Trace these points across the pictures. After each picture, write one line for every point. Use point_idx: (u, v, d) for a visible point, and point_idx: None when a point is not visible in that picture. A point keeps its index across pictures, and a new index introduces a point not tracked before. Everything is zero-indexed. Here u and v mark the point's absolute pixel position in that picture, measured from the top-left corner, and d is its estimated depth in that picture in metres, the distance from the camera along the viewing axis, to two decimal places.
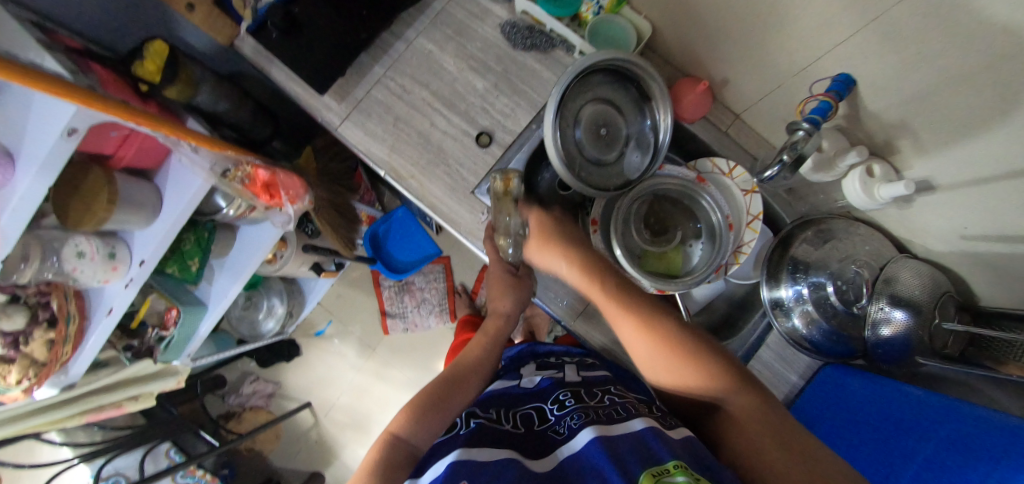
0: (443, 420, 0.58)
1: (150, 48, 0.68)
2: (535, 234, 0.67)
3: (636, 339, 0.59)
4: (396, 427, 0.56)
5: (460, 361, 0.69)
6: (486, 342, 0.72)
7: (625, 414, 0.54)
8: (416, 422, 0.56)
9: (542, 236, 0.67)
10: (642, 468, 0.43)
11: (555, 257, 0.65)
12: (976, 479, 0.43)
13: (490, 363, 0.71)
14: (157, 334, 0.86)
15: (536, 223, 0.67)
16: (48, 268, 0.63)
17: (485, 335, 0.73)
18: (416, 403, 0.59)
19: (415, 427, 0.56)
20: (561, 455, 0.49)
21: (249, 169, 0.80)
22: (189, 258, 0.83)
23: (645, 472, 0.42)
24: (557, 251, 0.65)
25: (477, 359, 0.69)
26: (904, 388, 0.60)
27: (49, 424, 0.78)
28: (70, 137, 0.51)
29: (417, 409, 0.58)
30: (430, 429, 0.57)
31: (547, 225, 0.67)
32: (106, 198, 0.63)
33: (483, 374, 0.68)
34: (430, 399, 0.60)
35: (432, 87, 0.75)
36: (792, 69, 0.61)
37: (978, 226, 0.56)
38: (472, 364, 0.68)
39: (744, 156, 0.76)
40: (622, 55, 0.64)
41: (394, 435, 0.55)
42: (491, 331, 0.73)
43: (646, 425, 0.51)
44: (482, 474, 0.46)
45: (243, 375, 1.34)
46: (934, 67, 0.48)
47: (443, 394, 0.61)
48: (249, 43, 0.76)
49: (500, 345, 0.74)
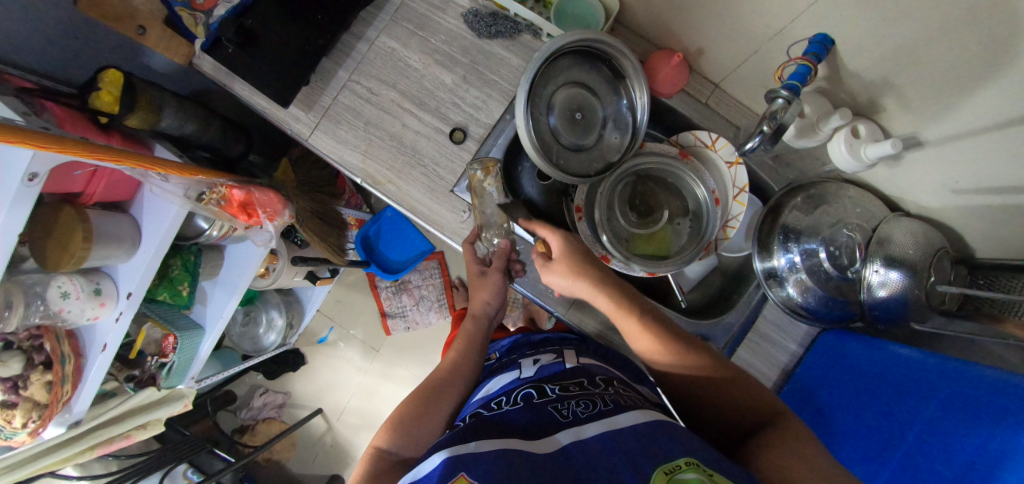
0: (425, 431, 0.58)
1: (104, 77, 0.66)
2: (562, 257, 0.65)
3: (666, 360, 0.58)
4: (379, 441, 0.57)
5: (439, 368, 0.68)
6: (461, 346, 0.71)
7: (626, 404, 0.52)
8: (399, 434, 0.57)
9: (567, 262, 0.65)
10: (653, 465, 0.41)
11: (577, 281, 0.64)
12: (973, 447, 0.45)
13: (469, 366, 0.69)
14: (156, 361, 0.84)
15: (561, 243, 0.65)
16: (34, 312, 0.63)
17: (461, 340, 0.72)
18: (396, 415, 0.59)
19: (397, 438, 0.57)
20: (564, 440, 0.46)
21: (225, 189, 0.78)
22: (179, 284, 0.83)
23: (657, 471, 0.40)
24: (580, 274, 0.63)
25: (455, 364, 0.68)
26: (901, 351, 0.59)
27: (60, 462, 0.79)
28: (32, 182, 0.51)
29: (397, 419, 0.58)
30: (413, 439, 0.57)
31: (574, 248, 0.65)
32: (82, 234, 0.62)
33: (463, 377, 0.67)
34: (411, 410, 0.60)
35: (399, 86, 0.72)
36: (767, 33, 0.58)
37: (970, 180, 0.54)
38: (448, 369, 0.67)
39: (727, 127, 0.74)
40: (590, 34, 0.61)
41: (377, 448, 0.56)
42: (466, 335, 0.73)
43: (651, 417, 0.49)
44: (481, 464, 0.42)
45: (252, 388, 1.36)
46: (913, 20, 0.45)
47: (423, 404, 0.61)
48: (207, 60, 0.73)
49: (477, 346, 0.72)
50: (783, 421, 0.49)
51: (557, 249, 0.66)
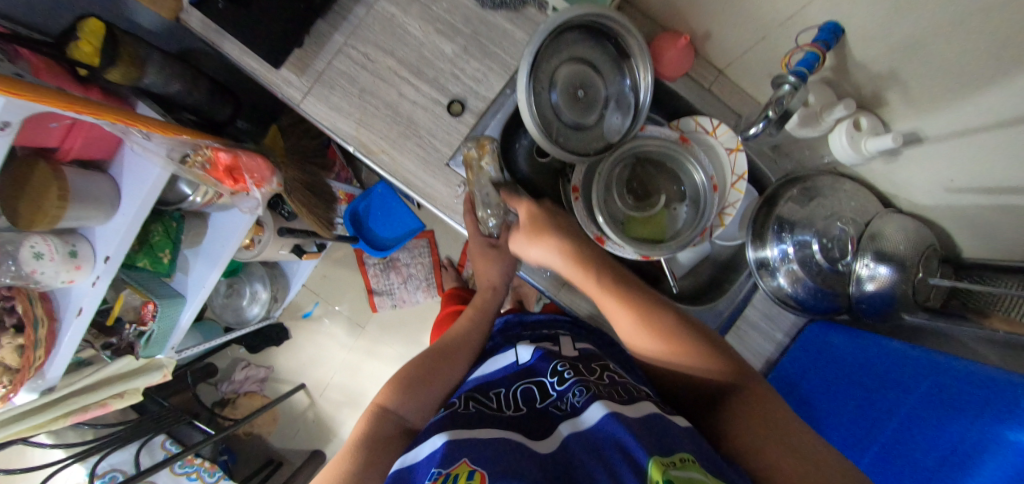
0: (430, 395, 0.58)
1: (85, 27, 0.62)
2: (525, 226, 0.66)
3: (631, 328, 0.58)
4: (383, 400, 0.56)
5: (449, 334, 0.68)
6: (474, 314, 0.72)
7: (627, 397, 0.52)
8: (404, 396, 0.56)
9: (533, 228, 0.66)
10: (649, 455, 0.41)
11: (546, 249, 0.65)
12: (952, 438, 0.46)
13: (479, 334, 0.70)
14: (135, 329, 0.82)
15: (526, 214, 0.66)
16: (4, 273, 0.60)
17: (473, 309, 0.73)
18: (404, 375, 0.59)
19: (403, 399, 0.56)
20: (563, 433, 0.48)
21: (209, 152, 0.75)
22: (159, 250, 0.79)
23: (653, 461, 0.40)
24: (549, 242, 0.64)
25: (466, 332, 0.69)
26: (885, 342, 0.60)
27: (34, 428, 0.76)
28: (3, 131, 0.47)
29: (404, 381, 0.58)
30: (417, 401, 0.56)
31: (539, 217, 0.66)
32: (57, 193, 0.59)
33: (474, 345, 0.68)
34: (416, 373, 0.59)
35: (397, 54, 0.69)
36: (778, 19, 0.57)
37: (965, 178, 0.55)
38: (461, 335, 0.68)
39: (729, 114, 0.74)
40: (597, 9, 0.59)
41: (382, 407, 0.55)
42: (479, 304, 0.74)
43: (653, 410, 0.49)
44: (482, 452, 0.44)
45: (234, 362, 1.34)
46: (929, 10, 0.45)
47: (430, 370, 0.60)
48: (194, 15, 0.69)
49: (489, 316, 0.73)
50: (744, 392, 0.50)
51: (523, 220, 0.67)
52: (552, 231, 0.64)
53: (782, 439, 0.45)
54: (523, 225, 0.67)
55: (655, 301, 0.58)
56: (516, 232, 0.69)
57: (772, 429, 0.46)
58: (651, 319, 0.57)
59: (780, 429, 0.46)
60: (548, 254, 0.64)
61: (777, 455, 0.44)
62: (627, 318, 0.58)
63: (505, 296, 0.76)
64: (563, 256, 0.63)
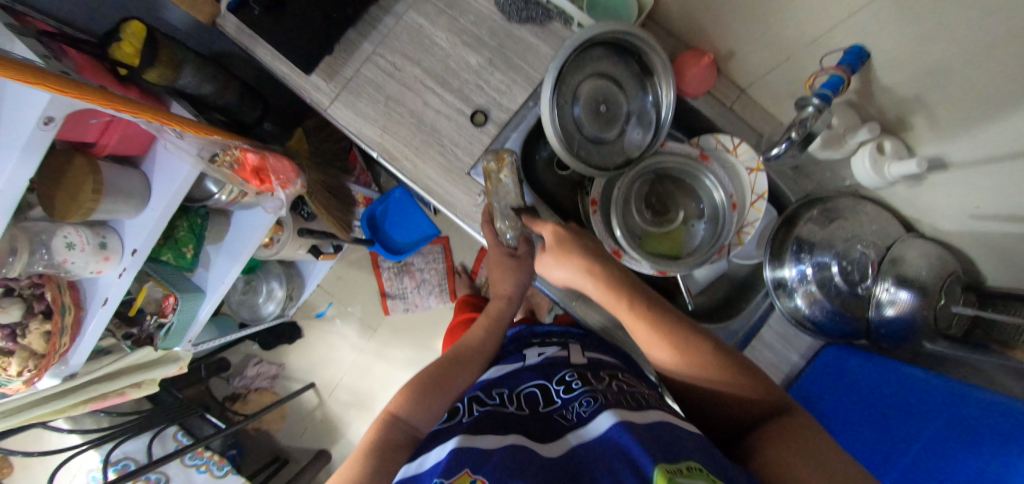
0: (441, 402, 0.58)
1: (128, 29, 0.65)
2: (552, 247, 0.66)
3: (667, 350, 0.57)
4: (395, 408, 0.56)
5: (461, 343, 0.70)
6: (488, 323, 0.74)
7: (637, 404, 0.52)
8: (416, 404, 0.56)
9: (560, 250, 0.65)
10: (654, 463, 0.40)
11: (573, 270, 0.64)
12: (974, 468, 0.45)
13: (492, 345, 0.72)
14: (156, 320, 0.85)
15: (551, 235, 0.66)
16: (38, 261, 0.62)
17: (487, 318, 0.74)
18: (415, 383, 0.59)
19: (414, 409, 0.56)
20: (571, 442, 0.48)
21: (238, 152, 0.78)
22: (183, 245, 0.83)
23: (659, 468, 0.39)
24: (574, 263, 0.64)
25: (479, 342, 0.70)
26: (911, 372, 0.59)
27: (53, 414, 0.78)
28: (47, 126, 0.49)
29: (415, 390, 0.58)
30: (429, 410, 0.57)
31: (563, 237, 0.65)
32: (91, 187, 0.60)
33: (487, 356, 0.69)
34: (428, 381, 0.60)
35: (424, 64, 0.71)
36: (803, 41, 0.58)
37: (989, 207, 0.54)
38: (474, 346, 0.69)
39: (750, 133, 0.74)
40: (622, 26, 0.60)
41: (392, 415, 0.55)
42: (494, 314, 0.75)
43: (661, 417, 0.49)
44: (492, 461, 0.44)
45: (246, 358, 1.36)
46: (958, 38, 0.45)
47: (442, 376, 0.61)
48: (231, 21, 0.71)
49: (503, 326, 0.75)
50: (784, 418, 0.50)
51: (549, 240, 0.66)
52: (582, 255, 0.64)
53: (823, 458, 0.43)
54: (549, 246, 0.66)
55: (691, 328, 0.58)
56: (542, 251, 0.68)
57: (811, 453, 0.44)
58: (688, 343, 0.56)
59: (821, 449, 0.45)
60: (573, 275, 0.64)
61: (809, 470, 0.43)
62: (663, 342, 0.57)
63: (519, 306, 0.76)
64: (596, 283, 0.63)
